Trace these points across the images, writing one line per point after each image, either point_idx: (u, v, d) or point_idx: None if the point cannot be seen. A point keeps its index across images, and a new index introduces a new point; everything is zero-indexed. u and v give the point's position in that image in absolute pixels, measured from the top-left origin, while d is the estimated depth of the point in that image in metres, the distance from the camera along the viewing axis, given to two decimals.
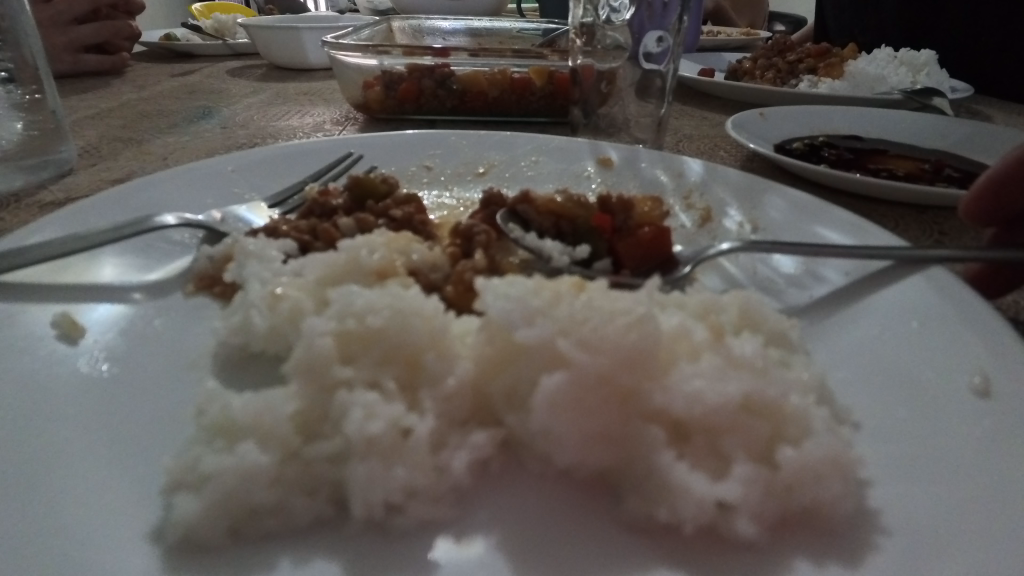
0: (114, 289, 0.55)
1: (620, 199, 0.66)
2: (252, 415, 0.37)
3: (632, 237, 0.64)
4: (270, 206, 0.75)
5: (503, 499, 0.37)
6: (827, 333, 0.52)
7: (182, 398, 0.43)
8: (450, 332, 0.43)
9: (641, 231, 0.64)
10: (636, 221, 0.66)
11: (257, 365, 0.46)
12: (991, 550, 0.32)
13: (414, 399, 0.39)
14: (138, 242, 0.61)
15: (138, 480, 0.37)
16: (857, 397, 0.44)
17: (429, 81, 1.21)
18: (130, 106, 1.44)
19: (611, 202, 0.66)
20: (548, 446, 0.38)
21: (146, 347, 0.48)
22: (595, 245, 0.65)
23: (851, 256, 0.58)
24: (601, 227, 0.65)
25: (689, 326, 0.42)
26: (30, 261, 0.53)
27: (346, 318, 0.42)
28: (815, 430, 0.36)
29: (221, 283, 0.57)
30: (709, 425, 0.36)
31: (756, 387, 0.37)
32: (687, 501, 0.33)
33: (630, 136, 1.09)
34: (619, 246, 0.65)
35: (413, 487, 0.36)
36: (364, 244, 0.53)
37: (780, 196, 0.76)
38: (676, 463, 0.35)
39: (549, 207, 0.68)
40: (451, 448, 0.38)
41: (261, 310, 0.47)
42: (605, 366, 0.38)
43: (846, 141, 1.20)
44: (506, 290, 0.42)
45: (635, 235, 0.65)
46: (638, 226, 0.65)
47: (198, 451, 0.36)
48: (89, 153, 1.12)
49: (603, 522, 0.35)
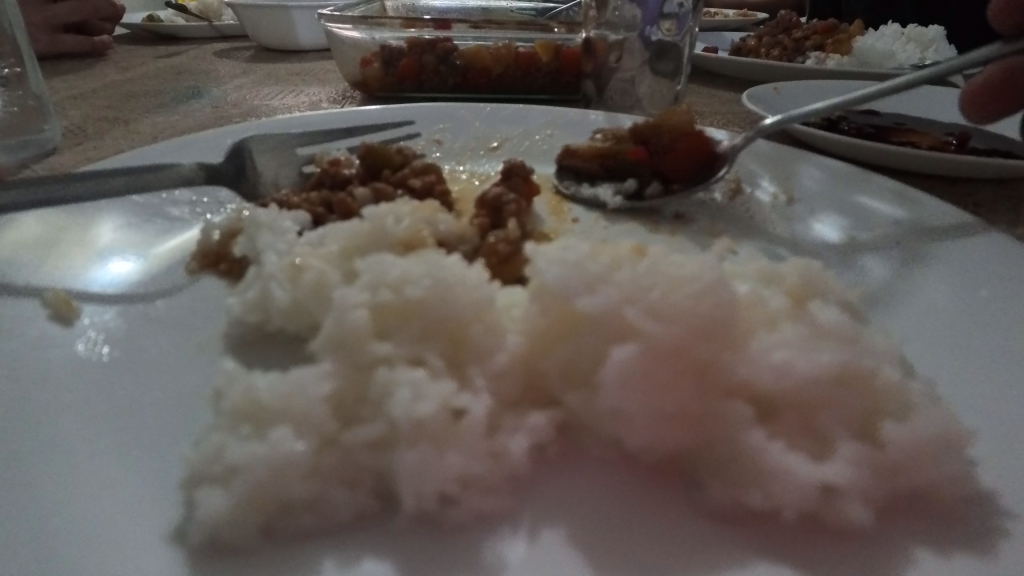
0: (113, 264, 0.51)
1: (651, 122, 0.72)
2: (282, 398, 0.32)
3: (669, 155, 0.71)
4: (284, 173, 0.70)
5: (569, 487, 0.33)
6: (893, 304, 0.47)
7: (195, 381, 0.38)
8: (496, 303, 0.38)
9: (677, 145, 0.72)
10: (669, 138, 0.72)
11: (277, 344, 0.41)
12: None
13: (462, 377, 0.35)
14: (137, 216, 0.57)
15: (150, 473, 0.32)
16: (937, 368, 0.40)
17: (431, 57, 1.14)
18: (115, 87, 1.37)
19: (643, 129, 0.72)
20: (617, 427, 0.34)
21: (150, 328, 0.44)
22: (640, 175, 0.73)
23: None
24: (638, 157, 0.72)
25: (762, 293, 0.38)
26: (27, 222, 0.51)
27: (380, 289, 0.37)
28: (918, 403, 0.32)
29: (228, 259, 0.52)
30: (801, 400, 0.32)
31: (852, 357, 0.33)
32: (788, 487, 0.30)
33: (645, 113, 1.05)
34: (662, 166, 0.72)
35: (468, 475, 0.31)
36: (389, 212, 0.49)
37: (815, 164, 0.70)
38: (769, 442, 0.31)
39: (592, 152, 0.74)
40: (508, 430, 0.33)
41: (280, 282, 0.42)
42: (680, 335, 0.33)
43: (862, 116, 1.13)
44: (560, 254, 0.37)
45: (674, 151, 0.72)
46: (671, 141, 0.72)
47: (221, 438, 0.31)
48: (73, 133, 1.05)
49: (684, 510, 0.31)
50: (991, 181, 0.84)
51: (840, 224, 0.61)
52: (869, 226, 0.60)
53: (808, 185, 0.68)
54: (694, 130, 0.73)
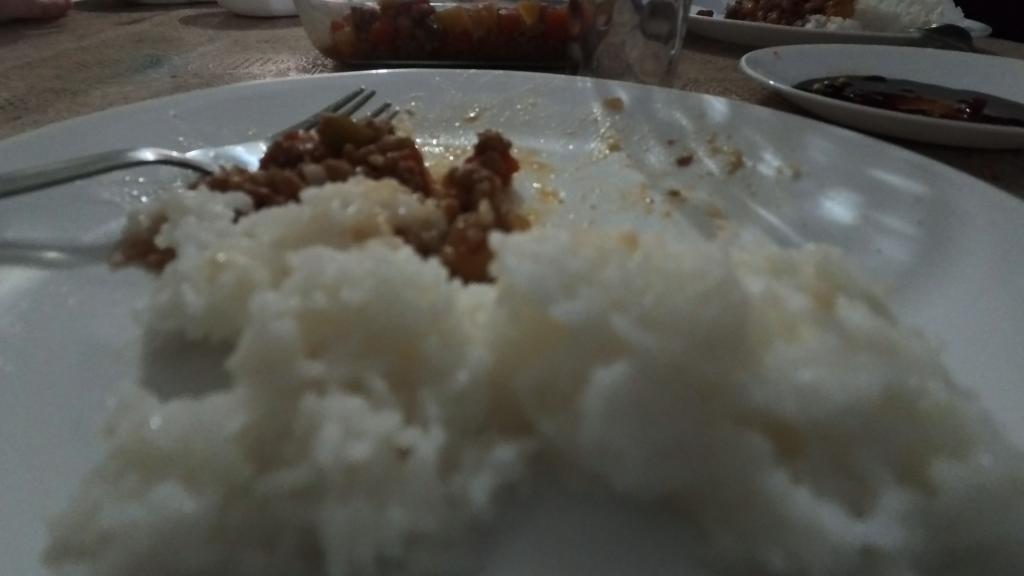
0: (27, 253, 0.44)
1: None
2: (178, 438, 0.25)
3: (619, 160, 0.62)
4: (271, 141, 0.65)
5: (545, 541, 0.26)
6: (919, 298, 0.41)
7: (94, 406, 0.31)
8: (457, 307, 0.32)
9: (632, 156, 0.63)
10: None
11: (196, 355, 0.34)
12: None
13: (412, 402, 0.28)
14: (56, 199, 0.50)
15: (18, 530, 0.26)
16: (977, 377, 0.34)
17: (406, 20, 1.05)
18: (66, 55, 1.27)
19: None
20: (604, 464, 0.27)
21: (52, 336, 0.37)
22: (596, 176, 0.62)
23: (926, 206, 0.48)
24: None
25: (779, 292, 0.31)
26: None
27: (313, 291, 0.30)
28: (975, 433, 0.26)
29: (156, 249, 0.45)
30: (832, 430, 0.25)
31: (896, 375, 0.26)
32: (816, 545, 0.23)
33: (637, 80, 0.96)
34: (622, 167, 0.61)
35: (417, 531, 0.25)
36: (336, 196, 0.41)
37: (824, 135, 0.63)
38: (792, 487, 0.25)
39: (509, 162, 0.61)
40: (469, 469, 0.27)
41: (201, 283, 0.36)
42: (681, 350, 0.27)
43: (868, 82, 1.06)
44: (534, 249, 0.30)
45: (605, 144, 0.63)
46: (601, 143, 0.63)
47: (100, 490, 0.25)
48: (13, 106, 0.96)
49: (687, 568, 0.25)
50: (1008, 152, 0.78)
51: (854, 203, 0.55)
52: (887, 205, 0.53)
53: (818, 158, 0.61)
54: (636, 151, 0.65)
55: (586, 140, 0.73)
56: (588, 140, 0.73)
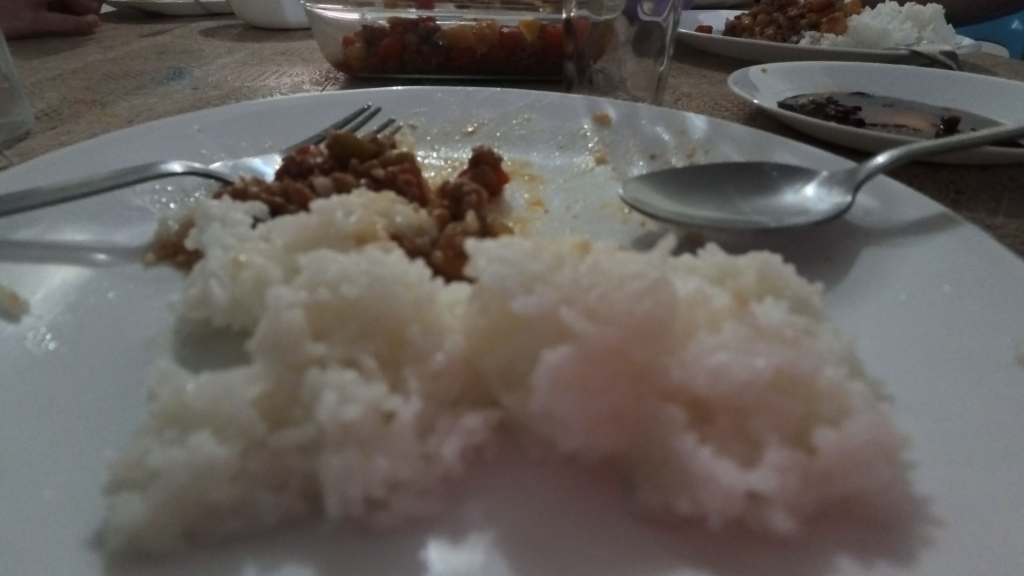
0: (75, 252, 0.51)
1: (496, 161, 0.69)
2: (207, 402, 0.31)
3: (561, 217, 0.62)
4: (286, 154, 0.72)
5: (503, 490, 0.32)
6: (852, 298, 0.46)
7: (136, 380, 0.38)
8: (438, 301, 0.38)
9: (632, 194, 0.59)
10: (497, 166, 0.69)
11: (220, 341, 0.41)
12: None
13: (397, 378, 0.35)
14: (95, 206, 0.57)
15: (78, 475, 0.32)
16: (889, 367, 0.40)
17: (413, 36, 1.11)
18: (94, 67, 1.35)
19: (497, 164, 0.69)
20: (552, 429, 0.33)
21: (97, 323, 0.43)
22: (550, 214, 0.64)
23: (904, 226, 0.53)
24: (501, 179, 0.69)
25: (708, 291, 0.37)
26: None
27: (317, 287, 0.36)
28: (854, 408, 0.32)
29: (184, 251, 0.51)
30: (734, 403, 0.32)
31: (790, 359, 0.32)
32: (713, 492, 0.29)
33: (627, 94, 1.01)
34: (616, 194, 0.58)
35: (398, 478, 0.31)
36: (339, 205, 0.47)
37: (857, 175, 0.56)
38: (700, 448, 0.31)
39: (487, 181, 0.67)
40: (441, 432, 0.33)
41: (222, 280, 0.42)
42: (615, 336, 0.33)
43: (852, 98, 1.11)
44: (500, 253, 0.37)
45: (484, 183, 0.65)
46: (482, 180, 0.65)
47: (145, 442, 0.31)
48: (48, 117, 1.04)
49: (615, 513, 0.31)
50: (974, 167, 0.80)
51: None
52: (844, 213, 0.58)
53: (839, 196, 0.55)
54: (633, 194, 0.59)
55: (574, 154, 0.79)
56: (577, 154, 0.79)
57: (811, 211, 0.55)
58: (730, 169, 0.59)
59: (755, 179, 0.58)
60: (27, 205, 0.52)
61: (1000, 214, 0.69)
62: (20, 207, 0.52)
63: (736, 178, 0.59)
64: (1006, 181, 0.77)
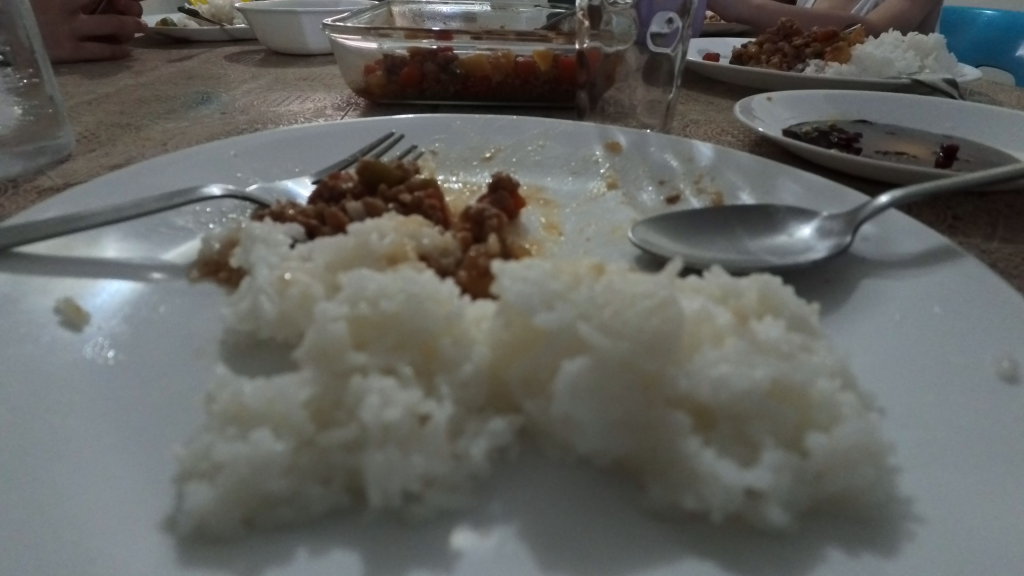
0: (128, 269, 0.55)
1: (513, 185, 0.73)
2: (264, 403, 0.35)
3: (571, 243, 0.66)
4: (316, 181, 0.78)
5: (525, 487, 0.36)
6: (847, 319, 0.50)
7: (194, 385, 0.42)
8: (465, 316, 0.42)
9: (646, 234, 0.63)
10: (512, 192, 0.73)
11: (268, 352, 0.45)
12: (1012, 535, 0.32)
13: (430, 385, 0.39)
14: (142, 226, 0.61)
15: (147, 468, 0.36)
16: (881, 382, 0.43)
17: (432, 65, 1.16)
18: (128, 91, 1.41)
19: (512, 189, 0.73)
20: (570, 433, 0.37)
21: (152, 333, 0.47)
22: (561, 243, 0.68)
23: (900, 256, 0.56)
24: (517, 202, 0.73)
25: (712, 310, 0.41)
26: (47, 234, 0.55)
27: (359, 302, 0.40)
28: (844, 416, 0.35)
29: (227, 268, 0.56)
30: (735, 411, 0.35)
31: (787, 372, 0.36)
32: (715, 489, 0.33)
33: (638, 122, 1.03)
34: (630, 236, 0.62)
35: (432, 474, 0.35)
36: (373, 229, 0.52)
37: (859, 214, 0.59)
38: (703, 450, 0.34)
39: (505, 206, 0.72)
40: (470, 435, 0.37)
41: (269, 296, 0.46)
42: (628, 350, 0.36)
43: (855, 126, 1.15)
44: (523, 273, 0.41)
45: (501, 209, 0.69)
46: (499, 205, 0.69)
47: (209, 439, 0.35)
48: (87, 140, 1.09)
49: (626, 508, 0.34)
50: (972, 194, 0.83)
51: None
52: None
53: (840, 234, 0.58)
54: (646, 233, 0.63)
55: (587, 179, 0.83)
56: (589, 179, 0.83)
57: (816, 248, 0.58)
58: (739, 212, 0.63)
59: (763, 220, 0.62)
60: (82, 226, 0.56)
61: (995, 240, 0.72)
62: (78, 227, 0.56)
63: (745, 220, 0.62)
64: (1002, 208, 0.80)
